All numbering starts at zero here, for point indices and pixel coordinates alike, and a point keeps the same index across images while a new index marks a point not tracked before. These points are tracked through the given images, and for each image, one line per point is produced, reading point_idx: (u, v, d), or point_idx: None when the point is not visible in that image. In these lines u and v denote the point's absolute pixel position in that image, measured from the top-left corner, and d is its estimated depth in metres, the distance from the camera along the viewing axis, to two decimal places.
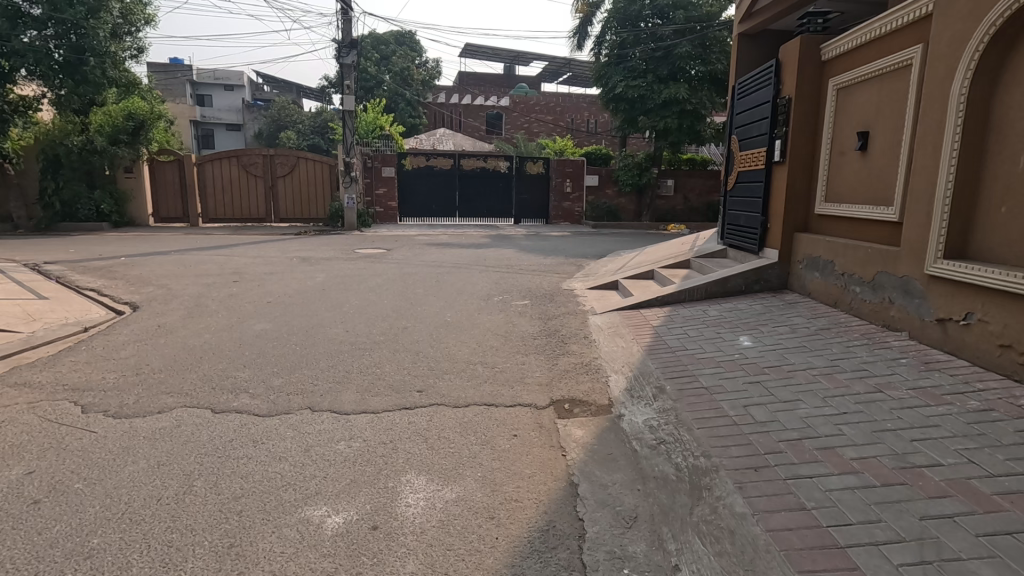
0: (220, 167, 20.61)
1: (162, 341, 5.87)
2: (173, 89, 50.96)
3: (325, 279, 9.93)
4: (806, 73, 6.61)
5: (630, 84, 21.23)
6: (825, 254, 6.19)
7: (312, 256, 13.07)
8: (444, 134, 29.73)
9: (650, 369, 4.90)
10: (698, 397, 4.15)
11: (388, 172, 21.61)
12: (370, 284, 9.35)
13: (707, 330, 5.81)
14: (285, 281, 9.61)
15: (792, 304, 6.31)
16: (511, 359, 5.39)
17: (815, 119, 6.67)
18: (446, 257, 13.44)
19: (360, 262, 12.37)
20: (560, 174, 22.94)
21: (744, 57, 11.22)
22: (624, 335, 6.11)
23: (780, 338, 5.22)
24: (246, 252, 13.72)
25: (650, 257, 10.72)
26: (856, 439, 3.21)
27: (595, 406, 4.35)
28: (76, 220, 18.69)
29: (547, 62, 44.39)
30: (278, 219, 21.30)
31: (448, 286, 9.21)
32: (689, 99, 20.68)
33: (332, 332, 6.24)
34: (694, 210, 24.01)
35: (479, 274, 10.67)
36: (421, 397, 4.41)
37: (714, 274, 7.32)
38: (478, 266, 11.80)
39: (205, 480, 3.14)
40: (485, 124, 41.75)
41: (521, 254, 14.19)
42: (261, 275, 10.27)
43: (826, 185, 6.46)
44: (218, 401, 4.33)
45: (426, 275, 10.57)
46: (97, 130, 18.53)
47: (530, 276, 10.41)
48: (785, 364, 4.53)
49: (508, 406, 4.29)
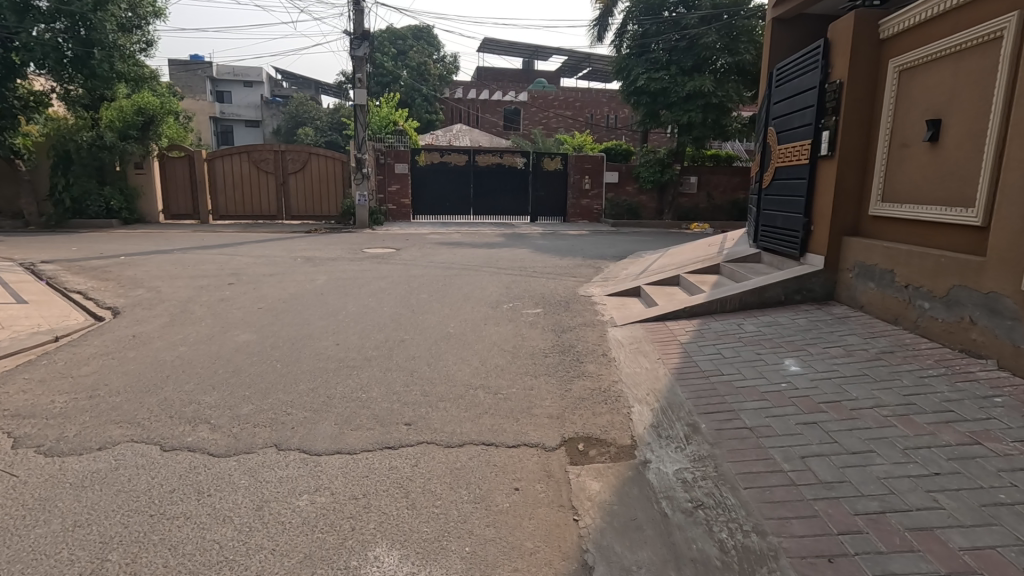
0: (231, 163, 20.25)
1: (132, 355, 5.29)
2: (193, 86, 51.10)
3: (325, 281, 9.36)
4: (860, 53, 5.78)
5: (651, 77, 20.35)
6: (882, 261, 5.37)
7: (317, 256, 12.52)
8: (460, 130, 29.11)
9: (680, 399, 4.14)
10: (741, 441, 3.38)
11: (401, 168, 21.06)
12: (372, 287, 8.74)
13: (745, 349, 5.03)
14: (283, 283, 9.03)
15: (841, 320, 5.49)
16: (517, 382, 4.70)
17: (870, 106, 5.84)
18: (458, 258, 12.77)
19: (365, 262, 11.77)
20: (578, 171, 22.12)
21: (778, 43, 10.32)
22: (647, 352, 5.38)
23: (834, 362, 4.42)
24: (251, 252, 13.24)
25: (675, 260, 9.96)
26: (961, 519, 2.45)
27: (614, 448, 3.62)
28: (87, 217, 18.43)
29: (567, 57, 43.50)
30: (289, 217, 20.90)
31: (454, 291, 8.55)
32: (715, 92, 19.70)
33: (319, 346, 5.61)
34: (718, 208, 23.04)
35: (489, 277, 9.98)
36: (408, 434, 3.73)
37: (748, 283, 6.52)
38: (489, 267, 11.12)
39: (122, 554, 2.50)
40: (503, 120, 41.02)
41: (536, 254, 13.47)
42: (259, 276, 9.72)
43: (884, 183, 5.62)
44: (170, 434, 3.70)
45: (433, 277, 9.92)
46: (107, 126, 18.25)
47: (544, 280, 9.70)
48: (846, 399, 3.74)
49: (509, 447, 3.59)
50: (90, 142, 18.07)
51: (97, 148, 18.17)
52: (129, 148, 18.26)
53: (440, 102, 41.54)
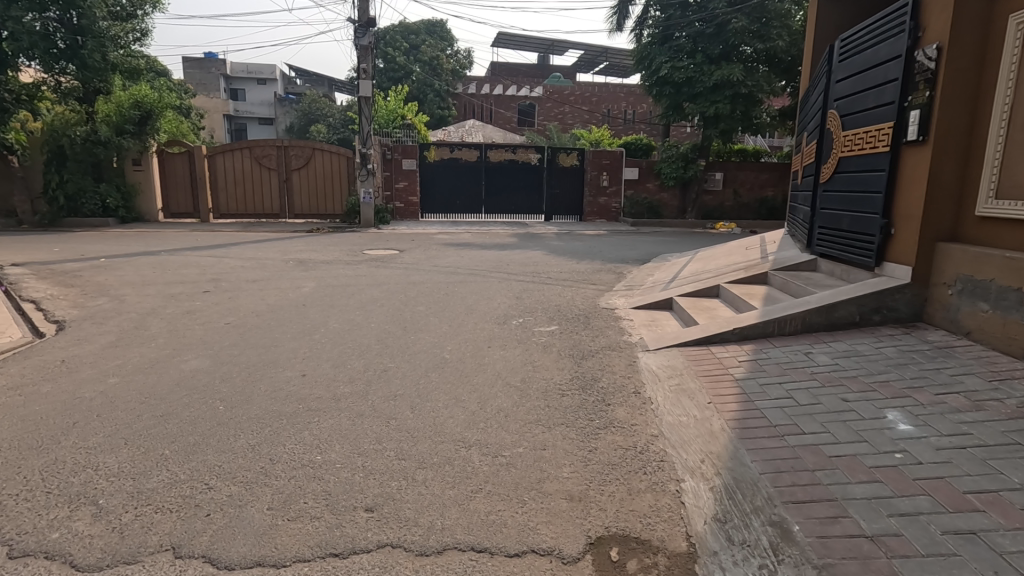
0: (232, 160, 19.40)
1: (45, 389, 4.25)
2: (206, 83, 50.72)
3: (314, 288, 8.33)
4: (965, 11, 4.55)
5: (675, 66, 19.02)
6: (1003, 277, 4.15)
7: (313, 259, 11.50)
8: (472, 125, 27.92)
9: (751, 475, 2.97)
10: (864, 564, 2.22)
11: (408, 164, 19.92)
12: (365, 297, 7.70)
13: (826, 392, 3.83)
14: (265, 291, 8.01)
15: (944, 351, 4.27)
16: (524, 435, 3.58)
17: (977, 79, 4.60)
18: (465, 261, 11.66)
19: (363, 266, 10.72)
20: (596, 167, 20.90)
21: (826, 18, 9.05)
22: (693, 390, 4.21)
23: (960, 421, 3.23)
24: (245, 253, 12.30)
25: (710, 266, 8.75)
26: None
27: (664, 559, 2.46)
28: (81, 215, 17.69)
29: (584, 51, 42.22)
30: (293, 216, 19.99)
31: (456, 301, 7.48)
32: (744, 81, 18.38)
33: (283, 377, 4.55)
34: (745, 206, 21.72)
35: (498, 284, 8.85)
36: (369, 531, 2.61)
37: (813, 299, 5.30)
38: (499, 272, 9.99)
39: None
40: (518, 116, 39.85)
41: (550, 256, 12.31)
42: (242, 283, 8.71)
43: (997, 176, 4.40)
44: (31, 526, 2.62)
45: (434, 284, 8.82)
46: (103, 120, 17.46)
47: (559, 288, 8.54)
48: (1006, 489, 2.56)
49: (509, 557, 2.46)
50: (84, 137, 17.31)
51: (91, 143, 17.41)
52: (124, 144, 17.46)
53: (453, 98, 40.42)
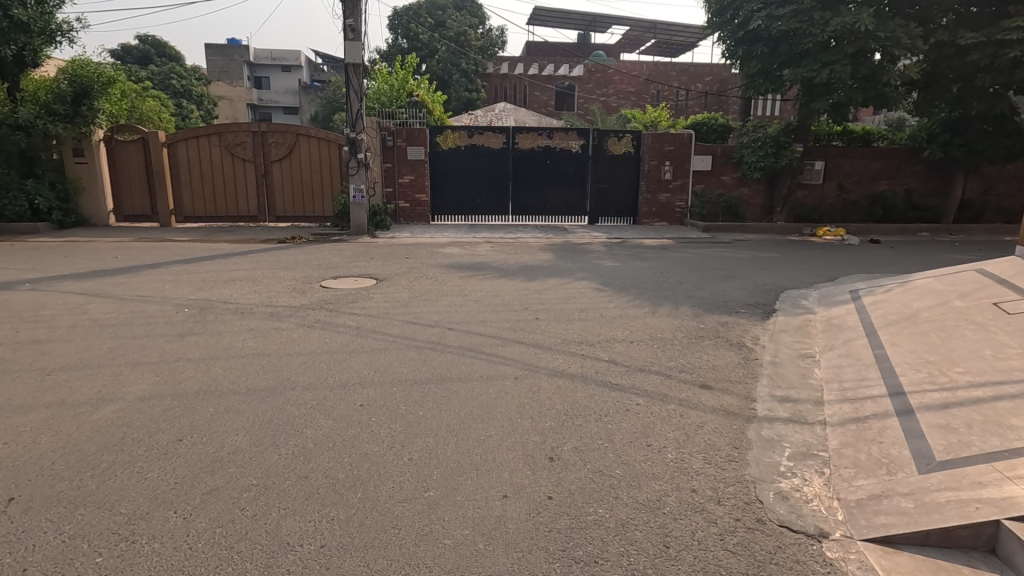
0: (198, 149, 15.49)
1: None
2: (228, 70, 46.80)
3: (133, 404, 4.04)
4: None
5: (773, 15, 13.90)
6: None
7: (229, 303, 7.26)
8: (503, 107, 23.24)
9: None
10: None
11: (415, 152, 15.47)
12: (211, 449, 3.39)
13: None
14: (13, 422, 3.75)
15: None
16: None
17: None
18: (468, 303, 7.29)
19: (294, 320, 6.42)
20: (657, 155, 16.04)
21: None
22: None
23: None
24: (148, 286, 8.22)
25: (974, 364, 4.05)
26: None
27: None
28: (5, 219, 14.17)
29: (629, 28, 37.18)
30: (273, 219, 15.99)
31: (404, 474, 3.11)
32: (873, 32, 13.14)
33: None
34: (851, 204, 16.80)
35: (513, 389, 4.38)
36: None
37: None
38: (521, 342, 5.54)
39: None
40: (556, 98, 35.29)
41: (604, 294, 7.77)
42: (16, 382, 4.48)
43: None
44: None
45: (387, 386, 4.40)
46: (29, 99, 14.05)
47: (643, 409, 4.01)
48: None
49: None
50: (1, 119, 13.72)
51: (11, 127, 13.80)
52: (52, 128, 13.89)
53: (483, 79, 35.59)
